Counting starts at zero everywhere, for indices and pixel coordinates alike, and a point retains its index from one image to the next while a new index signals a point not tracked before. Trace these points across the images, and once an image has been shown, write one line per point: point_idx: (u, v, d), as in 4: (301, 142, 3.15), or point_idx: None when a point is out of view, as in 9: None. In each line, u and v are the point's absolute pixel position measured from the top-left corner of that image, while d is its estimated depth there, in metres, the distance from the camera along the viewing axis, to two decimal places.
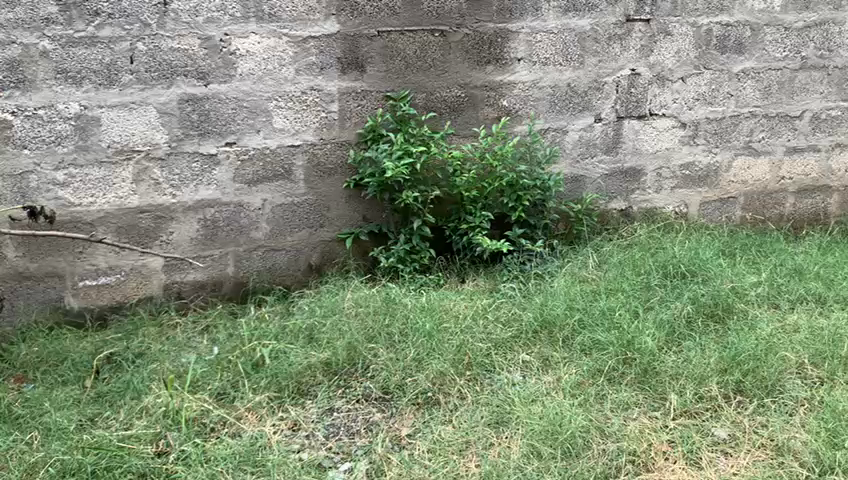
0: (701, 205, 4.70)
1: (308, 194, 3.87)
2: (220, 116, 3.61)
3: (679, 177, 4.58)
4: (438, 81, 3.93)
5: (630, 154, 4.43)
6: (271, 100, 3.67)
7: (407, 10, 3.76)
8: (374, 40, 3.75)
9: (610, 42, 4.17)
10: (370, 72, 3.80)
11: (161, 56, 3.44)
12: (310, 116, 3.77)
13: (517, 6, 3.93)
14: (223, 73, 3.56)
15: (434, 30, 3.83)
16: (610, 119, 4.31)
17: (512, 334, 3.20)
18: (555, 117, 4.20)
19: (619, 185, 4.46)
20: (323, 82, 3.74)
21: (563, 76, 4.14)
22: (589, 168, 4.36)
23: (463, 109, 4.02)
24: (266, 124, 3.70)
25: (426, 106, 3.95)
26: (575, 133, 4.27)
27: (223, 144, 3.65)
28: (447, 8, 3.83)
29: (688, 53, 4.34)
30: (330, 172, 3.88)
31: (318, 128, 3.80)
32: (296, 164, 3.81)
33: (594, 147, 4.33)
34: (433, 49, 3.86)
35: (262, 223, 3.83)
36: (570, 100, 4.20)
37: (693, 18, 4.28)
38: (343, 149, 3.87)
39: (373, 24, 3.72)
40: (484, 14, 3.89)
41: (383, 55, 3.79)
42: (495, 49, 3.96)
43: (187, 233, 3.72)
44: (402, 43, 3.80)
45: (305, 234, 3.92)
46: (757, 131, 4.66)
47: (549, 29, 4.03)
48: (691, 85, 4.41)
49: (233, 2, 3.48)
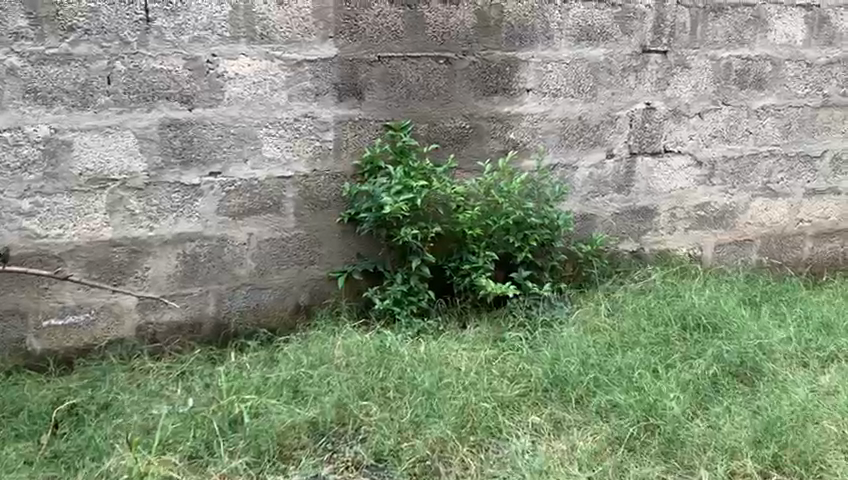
0: (716, 248, 4.42)
1: (298, 229, 3.57)
2: (205, 143, 3.32)
3: (693, 218, 4.31)
4: (442, 111, 3.65)
5: (643, 193, 4.16)
6: (261, 127, 3.38)
7: (411, 34, 3.50)
8: (374, 65, 3.47)
9: (624, 74, 3.92)
10: (369, 100, 3.52)
11: (141, 77, 3.16)
12: (303, 145, 3.48)
13: (527, 33, 3.68)
14: (209, 96, 3.27)
15: (438, 56, 3.57)
16: (623, 155, 4.04)
17: (520, 392, 2.90)
18: (565, 152, 3.93)
19: (630, 226, 4.18)
20: (318, 109, 3.45)
21: (574, 109, 3.88)
22: (599, 206, 4.08)
23: (468, 142, 3.74)
24: (254, 153, 3.41)
25: (428, 137, 3.66)
26: (586, 169, 3.99)
27: (207, 173, 3.36)
28: (453, 34, 3.57)
29: (706, 87, 4.09)
30: (323, 206, 3.59)
31: (311, 159, 3.51)
32: (285, 196, 3.51)
33: (604, 185, 4.06)
34: (437, 78, 3.60)
35: (247, 259, 3.52)
36: (581, 134, 3.92)
37: (712, 50, 4.04)
38: (337, 181, 3.58)
39: (374, 48, 3.45)
40: (493, 41, 3.63)
41: (384, 82, 3.52)
42: (503, 78, 3.70)
43: (165, 269, 3.40)
44: (404, 69, 3.53)
45: (294, 273, 3.61)
46: (775, 171, 4.40)
47: (560, 59, 3.77)
48: (708, 121, 4.15)
49: (222, 21, 3.21)
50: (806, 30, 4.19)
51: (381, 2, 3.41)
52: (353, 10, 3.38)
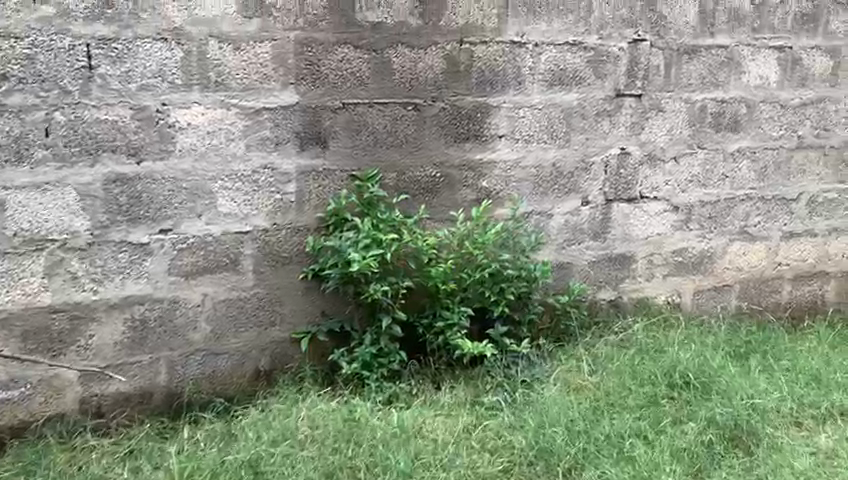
0: (695, 294, 4.26)
1: (257, 288, 3.31)
2: (155, 198, 3.06)
3: (672, 264, 4.15)
4: (411, 159, 3.44)
5: (620, 240, 3.99)
6: (216, 180, 3.13)
7: (377, 80, 3.29)
8: (338, 112, 3.25)
9: (599, 119, 3.77)
10: (333, 149, 3.29)
11: (83, 129, 2.90)
12: (262, 199, 3.23)
13: (498, 78, 3.51)
14: (158, 148, 3.02)
15: (407, 103, 3.37)
16: (599, 202, 3.88)
17: (503, 467, 2.69)
18: (539, 199, 3.74)
19: (607, 274, 4.00)
20: (278, 159, 3.21)
21: (548, 155, 3.71)
22: (576, 254, 3.89)
23: (439, 191, 3.53)
24: (209, 207, 3.15)
25: (397, 187, 3.44)
26: (561, 217, 3.82)
27: (157, 230, 3.09)
28: (422, 79, 3.37)
29: (681, 131, 3.97)
30: (284, 263, 3.33)
31: (271, 212, 3.25)
32: (243, 253, 3.25)
33: (580, 232, 3.88)
34: (405, 125, 3.39)
35: (202, 322, 3.25)
36: (555, 180, 3.75)
37: (686, 93, 3.93)
38: (300, 236, 3.32)
39: (338, 94, 3.23)
40: (462, 86, 3.46)
41: (349, 130, 3.29)
42: (474, 124, 3.52)
43: (110, 336, 3.11)
44: (371, 116, 3.31)
45: (253, 335, 3.34)
46: (753, 214, 4.28)
47: (533, 104, 3.61)
48: (684, 166, 4.03)
49: (173, 67, 2.97)
50: (779, 71, 4.11)
51: (345, 46, 3.20)
52: (315, 55, 3.16)
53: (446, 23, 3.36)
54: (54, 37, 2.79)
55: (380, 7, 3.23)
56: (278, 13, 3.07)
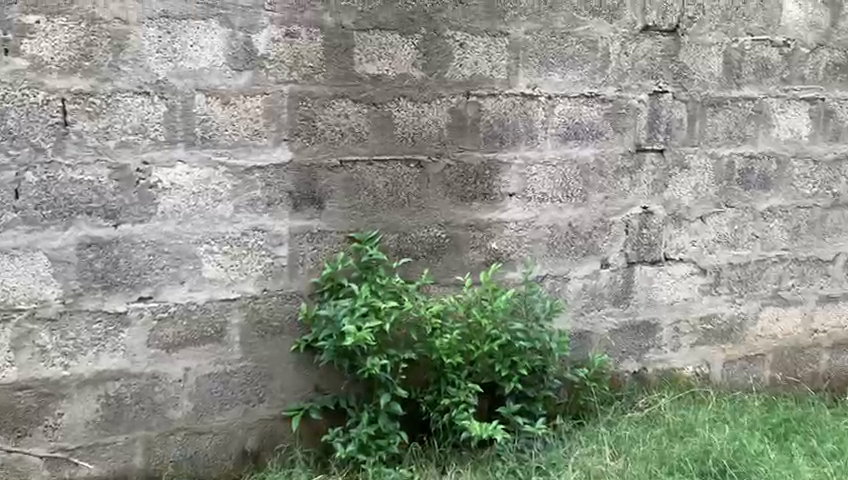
0: (725, 364, 3.91)
1: (245, 361, 3.03)
2: (133, 264, 2.81)
3: (699, 332, 3.83)
4: (414, 219, 3.17)
5: (643, 305, 3.68)
6: (201, 243, 2.88)
7: (377, 135, 3.05)
8: (334, 170, 3.00)
9: (618, 176, 3.50)
10: (329, 209, 3.03)
11: (56, 190, 2.67)
12: (251, 263, 2.96)
13: (508, 133, 3.26)
14: (138, 210, 2.78)
15: (409, 159, 3.12)
16: (619, 265, 3.59)
17: None
18: (555, 262, 3.45)
19: (630, 343, 3.69)
20: (269, 220, 2.95)
21: (563, 215, 3.42)
22: (595, 321, 3.58)
23: (445, 254, 3.24)
24: (193, 273, 2.89)
25: (399, 250, 3.16)
26: (579, 281, 3.52)
27: (136, 299, 2.84)
28: (425, 135, 3.13)
29: (707, 189, 3.69)
30: (275, 333, 3.05)
31: (261, 278, 2.98)
32: (230, 322, 2.98)
33: (599, 297, 3.58)
34: (408, 183, 3.13)
35: (183, 399, 2.97)
36: (572, 242, 3.46)
37: (711, 148, 3.66)
38: (292, 303, 3.05)
39: (335, 151, 2.99)
40: (470, 142, 3.20)
41: (346, 189, 3.04)
42: (483, 182, 3.25)
43: (82, 414, 2.83)
44: (370, 174, 3.06)
45: (240, 412, 3.06)
46: (786, 277, 3.96)
47: (546, 160, 3.35)
48: (711, 226, 3.74)
49: (155, 123, 2.75)
50: (811, 125, 3.84)
51: (343, 100, 2.97)
52: (311, 110, 2.93)
53: (452, 75, 3.13)
54: (26, 91, 2.59)
55: (381, 58, 3.01)
56: (271, 65, 2.86)
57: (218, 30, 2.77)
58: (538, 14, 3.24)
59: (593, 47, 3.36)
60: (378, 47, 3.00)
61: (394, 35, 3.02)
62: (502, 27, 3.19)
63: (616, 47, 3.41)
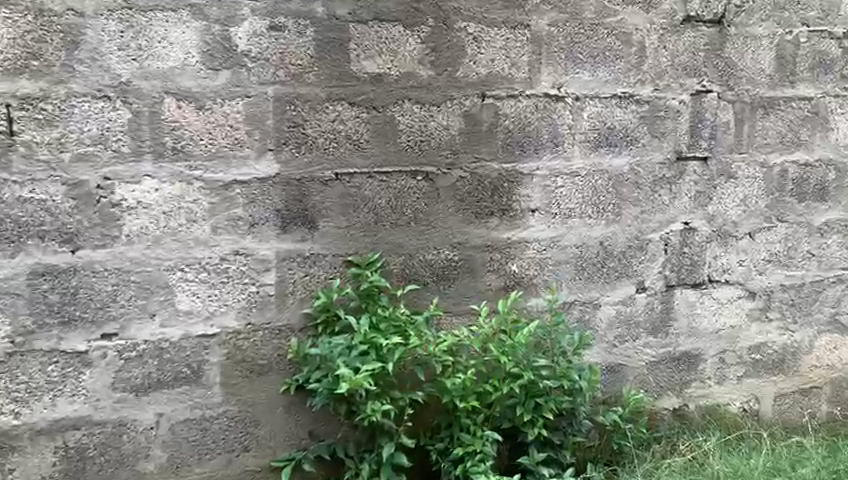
0: (777, 399, 3.44)
1: (227, 404, 2.63)
2: (95, 295, 2.42)
3: (748, 363, 3.37)
4: (421, 239, 2.75)
5: (684, 334, 3.24)
6: (174, 271, 2.48)
7: (379, 143, 2.64)
8: (329, 184, 2.60)
9: (656, 188, 3.06)
10: (324, 230, 2.62)
11: (3, 210, 2.29)
12: (233, 293, 2.56)
13: (530, 140, 2.84)
14: (99, 233, 2.40)
15: (416, 171, 2.70)
16: (657, 289, 3.15)
17: None
18: (584, 286, 3.01)
19: (669, 378, 3.25)
20: (253, 243, 2.55)
21: (594, 233, 2.99)
22: (629, 353, 3.15)
23: (458, 279, 2.82)
24: (165, 305, 2.50)
25: (405, 275, 2.75)
26: (611, 307, 3.08)
27: (98, 335, 2.45)
28: (434, 142, 2.71)
29: (756, 201, 3.24)
30: (262, 372, 2.64)
31: (244, 310, 2.58)
32: (208, 361, 2.58)
33: (635, 326, 3.14)
34: (415, 198, 2.72)
35: (156, 449, 2.57)
36: (603, 263, 3.03)
37: (762, 155, 3.21)
38: (281, 337, 2.64)
39: (329, 163, 2.59)
40: (485, 150, 2.78)
41: (343, 206, 2.63)
42: (501, 196, 2.83)
43: (36, 469, 2.44)
44: (370, 189, 2.65)
45: (222, 464, 2.65)
46: (844, 300, 3.49)
47: (574, 170, 2.92)
48: (760, 243, 3.29)
49: (118, 132, 2.36)
50: None
51: (338, 103, 2.57)
52: (300, 115, 2.53)
53: (464, 74, 2.72)
54: None
55: (382, 55, 2.60)
56: (253, 63, 2.47)
57: (191, 23, 2.39)
58: (564, 3, 2.82)
59: (626, 41, 2.93)
60: (378, 42, 2.59)
61: (397, 28, 2.61)
62: (522, 17, 2.77)
63: (652, 41, 2.98)
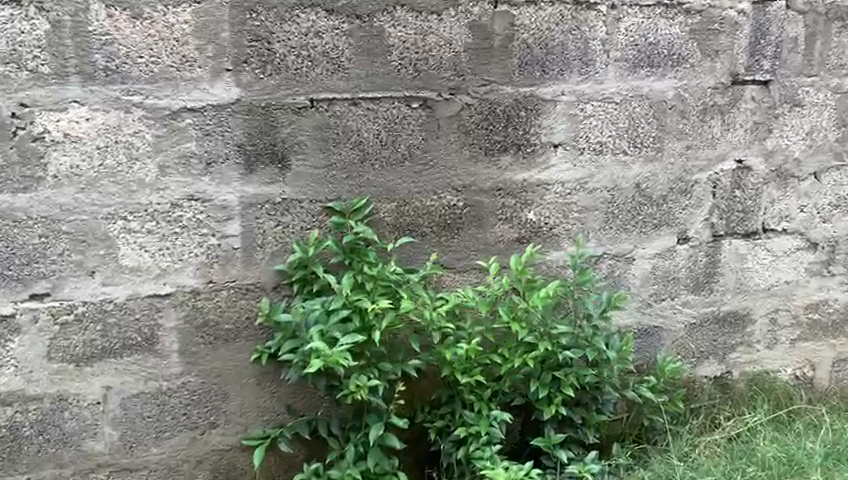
0: (835, 365, 2.96)
1: (188, 376, 2.23)
2: (18, 249, 2.00)
3: (804, 325, 2.89)
4: (418, 182, 2.28)
5: (731, 292, 2.76)
6: (114, 219, 2.05)
7: (364, 63, 2.14)
8: (303, 114, 2.12)
9: (706, 117, 2.53)
10: (298, 170, 2.16)
11: None
12: (189, 246, 2.13)
13: (552, 58, 2.31)
14: (19, 174, 1.95)
15: (411, 97, 2.21)
16: (702, 239, 2.65)
17: None
18: (615, 237, 2.53)
19: (711, 342, 2.79)
20: (210, 186, 2.10)
21: (629, 173, 2.48)
22: (666, 314, 2.69)
23: (463, 230, 2.35)
24: (106, 261, 2.07)
25: (398, 224, 2.29)
26: (647, 261, 2.60)
27: (26, 297, 2.04)
28: (434, 62, 2.21)
29: (825, 135, 2.70)
30: (227, 339, 2.23)
31: (203, 266, 2.15)
32: (163, 325, 2.17)
33: (674, 283, 2.67)
34: (409, 131, 2.23)
35: (104, 427, 2.19)
36: (639, 209, 2.53)
37: (836, 78, 2.65)
38: (250, 298, 2.21)
39: (302, 87, 2.10)
40: (498, 71, 2.27)
41: (322, 140, 2.16)
42: (516, 128, 2.32)
43: None
44: (355, 119, 2.17)
45: (184, 443, 2.27)
46: None
47: (607, 96, 2.39)
48: (827, 185, 2.76)
49: (34, 47, 1.89)
50: None
51: (312, 10, 2.07)
52: (264, 26, 2.04)
53: None
54: None
55: None
56: None
57: None
58: None
59: None
60: None
61: None
62: None
63: None
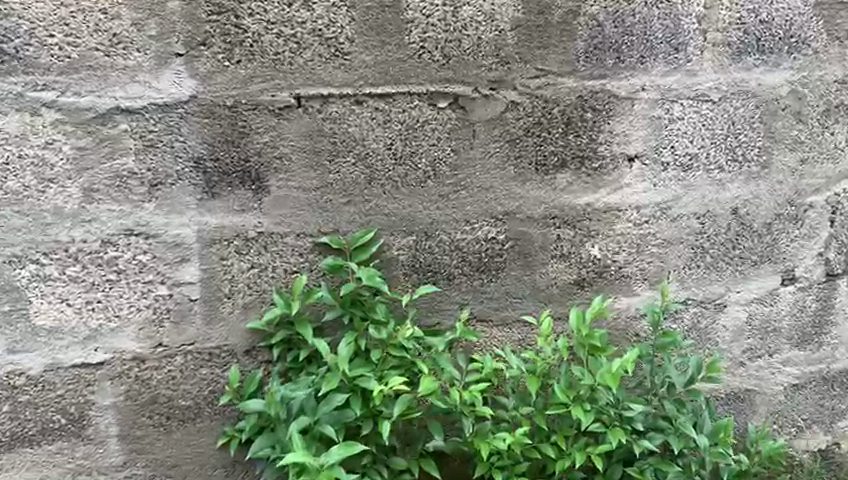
0: None
1: (132, 467, 1.65)
2: None
3: None
4: (444, 208, 1.67)
5: (845, 346, 2.10)
6: (22, 264, 1.47)
7: (372, 45, 1.54)
8: (285, 116, 1.52)
9: (829, 121, 1.89)
10: (279, 192, 1.56)
11: None
12: (128, 297, 1.55)
13: (631, 41, 1.69)
14: None
15: (436, 93, 1.60)
16: (813, 279, 2.00)
17: None
18: (703, 278, 1.92)
19: (816, 407, 2.12)
20: (158, 217, 1.51)
21: (725, 194, 1.85)
22: (762, 375, 2.05)
23: (503, 271, 1.75)
24: (13, 320, 1.50)
25: (416, 265, 1.69)
26: (741, 309, 1.97)
27: None
28: (469, 44, 1.60)
29: None
30: (185, 418, 1.65)
31: (149, 324, 1.58)
32: (95, 403, 1.59)
33: (775, 336, 2.02)
34: (433, 140, 1.63)
35: None
36: (736, 243, 1.91)
37: None
38: (214, 365, 1.63)
39: (284, 77, 1.50)
40: (555, 58, 1.65)
41: (312, 153, 1.56)
42: (578, 136, 1.71)
43: None
44: (358, 123, 1.57)
45: None
46: None
47: (702, 93, 1.76)
48: None
49: None
50: None
51: None
52: None
53: None
54: None
55: None
56: None
57: None
58: None
59: None
60: None
61: None
62: None
63: None
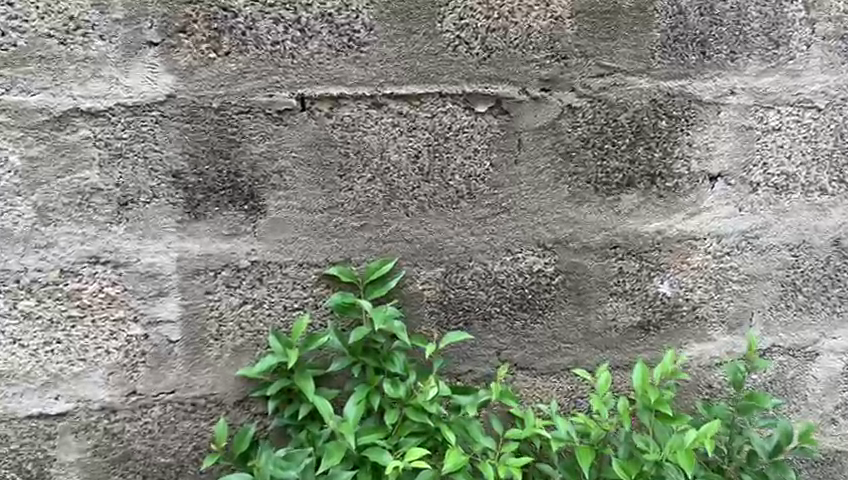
0: None
1: None
2: None
3: None
4: (480, 234, 1.36)
5: None
6: None
7: (395, 35, 1.25)
8: (286, 121, 1.25)
9: None
10: (279, 214, 1.28)
11: None
12: (94, 337, 1.27)
13: (721, 31, 1.35)
14: None
15: (474, 94, 1.30)
16: None
17: None
18: (792, 321, 1.53)
19: None
20: (129, 243, 1.24)
21: (826, 222, 1.49)
22: None
23: (551, 310, 1.43)
24: None
25: (444, 303, 1.39)
26: (837, 359, 1.56)
27: None
28: (516, 34, 1.29)
29: None
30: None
31: (120, 369, 1.29)
32: (57, 460, 1.30)
33: None
34: (468, 152, 1.32)
35: None
36: (837, 279, 1.52)
37: None
38: (199, 418, 1.34)
39: (285, 72, 1.23)
40: (625, 53, 1.33)
41: (320, 167, 1.28)
42: (646, 148, 1.38)
43: None
44: (376, 131, 1.28)
45: None
46: None
47: (806, 97, 1.42)
48: None
49: None
50: None
51: None
52: None
53: None
54: None
55: None
56: None
57: None
58: None
59: None
60: None
61: None
62: None
63: None
